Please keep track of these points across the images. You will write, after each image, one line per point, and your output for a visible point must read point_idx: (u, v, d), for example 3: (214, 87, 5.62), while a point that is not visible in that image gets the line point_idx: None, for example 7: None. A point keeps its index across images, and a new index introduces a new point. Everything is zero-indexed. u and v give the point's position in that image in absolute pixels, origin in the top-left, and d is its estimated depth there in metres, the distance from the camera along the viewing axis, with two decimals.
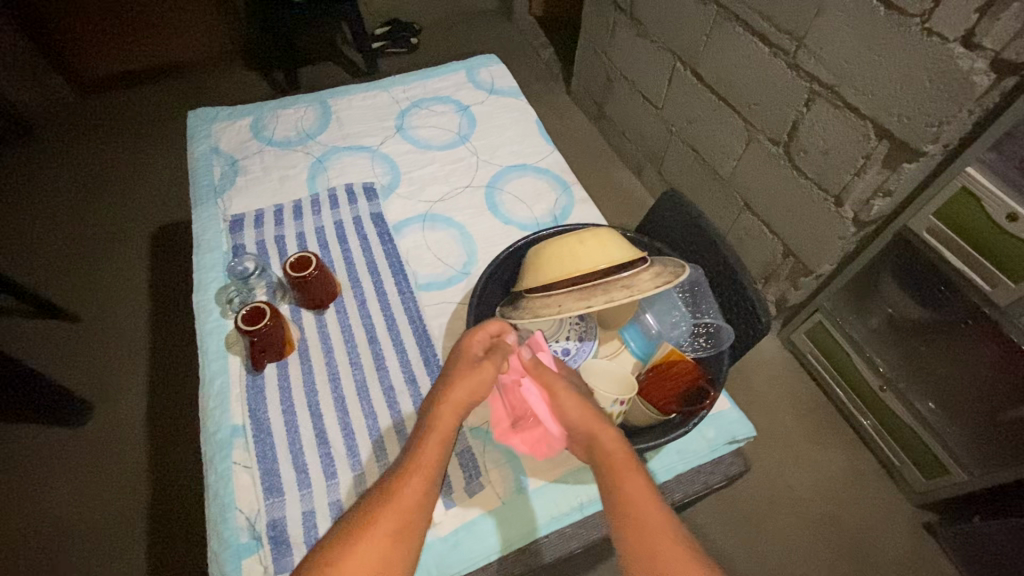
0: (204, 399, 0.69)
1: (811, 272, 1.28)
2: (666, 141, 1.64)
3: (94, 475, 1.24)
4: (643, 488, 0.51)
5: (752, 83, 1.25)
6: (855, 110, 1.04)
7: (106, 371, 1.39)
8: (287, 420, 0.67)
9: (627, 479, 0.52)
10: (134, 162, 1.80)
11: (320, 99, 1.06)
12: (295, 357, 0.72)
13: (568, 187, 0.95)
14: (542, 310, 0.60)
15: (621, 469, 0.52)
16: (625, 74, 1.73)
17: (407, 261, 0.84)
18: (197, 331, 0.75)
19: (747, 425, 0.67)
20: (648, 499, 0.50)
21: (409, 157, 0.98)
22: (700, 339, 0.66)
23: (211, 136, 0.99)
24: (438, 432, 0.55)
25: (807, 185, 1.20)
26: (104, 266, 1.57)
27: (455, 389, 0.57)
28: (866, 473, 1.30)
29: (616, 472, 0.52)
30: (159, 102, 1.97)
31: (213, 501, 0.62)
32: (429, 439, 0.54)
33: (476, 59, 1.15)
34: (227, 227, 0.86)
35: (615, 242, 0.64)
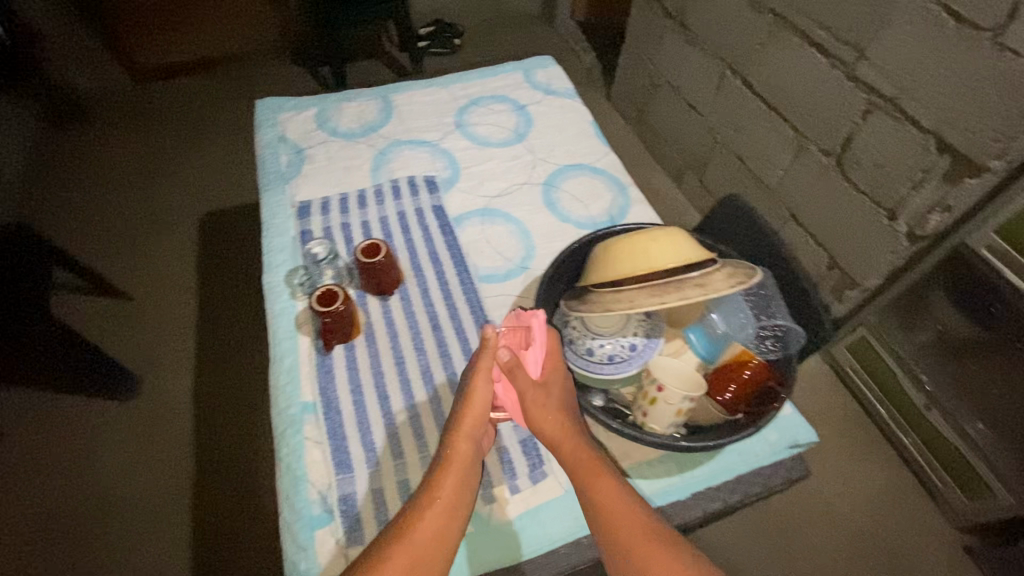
0: (276, 376, 0.71)
1: (857, 285, 1.26)
2: (709, 148, 1.64)
3: (142, 449, 1.28)
4: (619, 499, 0.54)
5: (805, 93, 1.25)
6: (916, 123, 1.03)
7: (155, 349, 1.43)
8: (356, 399, 0.69)
9: (599, 487, 0.55)
10: (185, 149, 1.85)
11: (382, 93, 1.09)
12: (361, 340, 0.74)
13: (624, 188, 0.96)
14: (615, 305, 0.61)
15: (596, 475, 0.56)
16: (670, 80, 1.73)
17: (467, 253, 0.85)
18: (268, 311, 0.77)
19: (809, 431, 0.68)
20: (630, 511, 0.54)
21: (468, 153, 1.00)
22: (768, 342, 0.67)
23: (277, 125, 1.03)
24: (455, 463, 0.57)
25: (859, 197, 1.19)
26: (154, 248, 1.62)
27: (464, 416, 0.60)
28: (906, 492, 1.27)
29: (593, 479, 0.56)
30: (209, 92, 2.03)
31: (286, 474, 0.64)
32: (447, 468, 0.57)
33: (533, 60, 1.17)
34: (295, 213, 0.88)
35: (686, 243, 0.65)
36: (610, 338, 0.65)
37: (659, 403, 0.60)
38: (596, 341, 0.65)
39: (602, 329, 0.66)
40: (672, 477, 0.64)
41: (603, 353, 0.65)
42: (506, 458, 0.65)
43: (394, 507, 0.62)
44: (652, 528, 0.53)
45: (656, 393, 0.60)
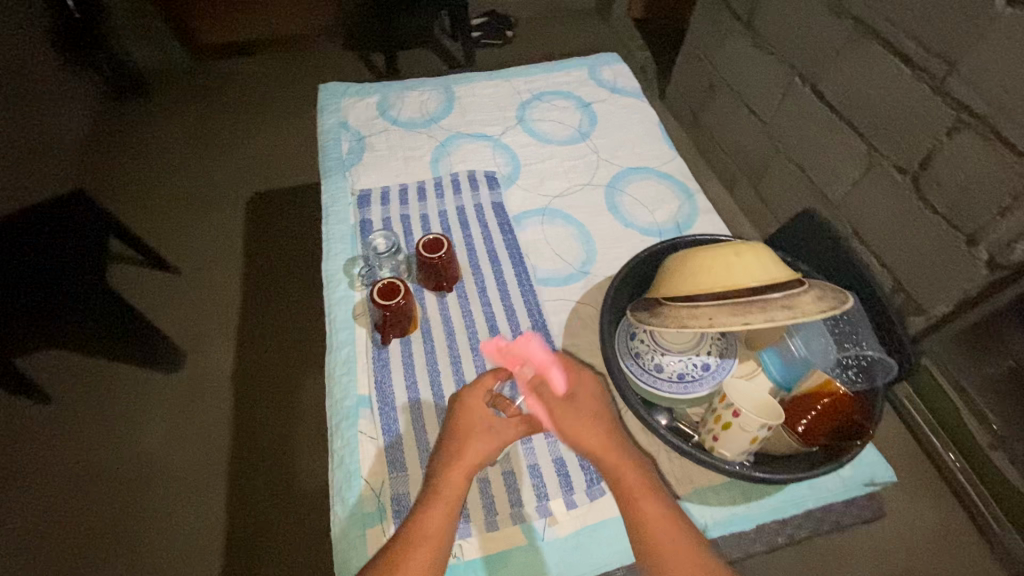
0: (332, 366, 0.71)
1: (923, 311, 1.20)
2: (769, 157, 1.58)
3: (182, 421, 1.30)
4: (657, 513, 0.54)
5: (884, 105, 1.18)
6: (1008, 144, 0.96)
7: (200, 324, 1.45)
8: (411, 396, 0.67)
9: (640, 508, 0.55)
10: (238, 128, 1.88)
11: (444, 84, 1.07)
12: (417, 336, 0.73)
13: (691, 196, 0.92)
14: (692, 321, 0.58)
15: (633, 493, 0.56)
16: (731, 84, 1.67)
17: (526, 253, 0.83)
18: (326, 299, 0.77)
19: (887, 469, 0.64)
20: (665, 524, 0.54)
21: (529, 150, 0.97)
22: (850, 371, 0.63)
23: (339, 110, 1.02)
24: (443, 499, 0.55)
25: (935, 219, 1.12)
26: (204, 224, 1.65)
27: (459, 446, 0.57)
28: (958, 534, 1.18)
29: (629, 496, 0.55)
30: (264, 73, 2.05)
31: (338, 467, 0.63)
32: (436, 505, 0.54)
33: (599, 57, 1.14)
34: (355, 201, 0.88)
35: (771, 260, 0.61)
36: (681, 355, 0.62)
37: (732, 428, 0.57)
38: (666, 357, 0.63)
39: (672, 345, 0.62)
40: (737, 506, 0.61)
41: (672, 371, 0.62)
42: (562, 470, 0.62)
43: None
44: (690, 546, 0.53)
45: (730, 418, 0.57)
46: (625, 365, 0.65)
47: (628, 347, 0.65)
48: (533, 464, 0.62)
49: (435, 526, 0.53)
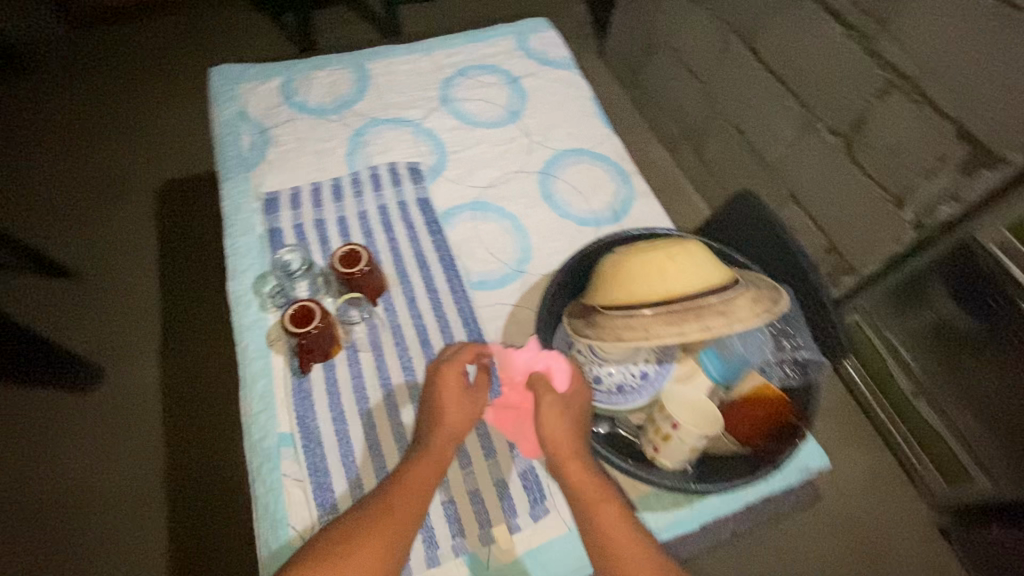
0: (248, 404, 0.64)
1: (855, 272, 1.24)
2: (708, 118, 1.55)
3: (108, 445, 1.21)
4: (620, 529, 0.51)
5: (818, 66, 1.16)
6: (937, 109, 0.96)
7: (118, 334, 1.34)
8: (338, 430, 0.62)
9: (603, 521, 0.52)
10: (136, 111, 1.67)
11: (357, 62, 0.96)
12: (341, 358, 0.67)
13: (628, 178, 0.88)
14: (626, 334, 0.56)
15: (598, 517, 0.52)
16: (669, 42, 1.61)
17: (458, 255, 0.77)
18: (236, 325, 0.70)
19: (821, 455, 0.63)
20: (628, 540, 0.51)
21: (455, 134, 0.89)
22: (787, 367, 0.62)
23: (238, 99, 0.90)
24: (431, 459, 0.57)
25: (867, 182, 1.14)
26: (110, 223, 1.49)
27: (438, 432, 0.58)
28: (885, 474, 1.31)
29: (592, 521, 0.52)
30: (163, 42, 1.82)
31: (264, 516, 0.58)
32: (408, 477, 0.55)
33: (526, 23, 1.04)
34: (261, 206, 0.79)
35: (709, 261, 0.58)
36: (620, 365, 0.60)
37: (672, 440, 0.56)
38: (605, 368, 0.60)
39: (610, 356, 0.60)
40: (681, 509, 0.61)
41: (611, 382, 0.60)
42: (505, 495, 0.60)
43: None
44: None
45: (670, 430, 0.56)
46: None
47: (567, 357, 0.63)
48: (475, 491, 0.60)
49: (422, 482, 0.55)
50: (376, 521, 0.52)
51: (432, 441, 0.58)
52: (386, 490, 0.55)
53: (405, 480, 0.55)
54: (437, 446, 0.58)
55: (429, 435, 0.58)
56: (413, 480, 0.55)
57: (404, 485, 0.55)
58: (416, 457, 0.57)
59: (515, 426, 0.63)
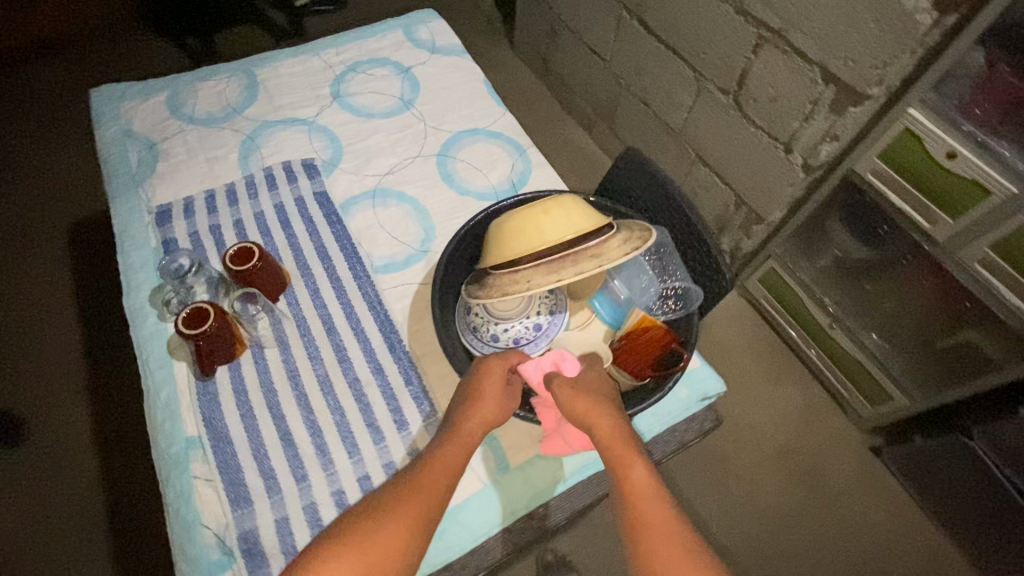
0: (153, 414, 0.63)
1: (764, 220, 1.31)
2: (615, 94, 1.61)
3: (39, 497, 1.16)
4: (657, 509, 0.50)
5: (700, 30, 1.22)
6: (803, 56, 1.03)
7: (38, 382, 1.28)
8: (247, 426, 0.62)
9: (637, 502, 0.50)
10: (35, 150, 1.60)
11: (244, 68, 0.96)
12: (247, 356, 0.67)
13: (523, 151, 0.91)
14: (511, 288, 0.58)
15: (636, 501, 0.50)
16: (569, 25, 1.66)
17: (360, 243, 0.78)
18: (134, 339, 0.68)
19: (719, 381, 0.68)
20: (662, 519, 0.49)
21: (349, 128, 0.90)
22: (669, 302, 0.66)
23: (120, 117, 0.88)
24: (461, 442, 0.55)
25: (758, 133, 1.21)
26: (16, 269, 1.42)
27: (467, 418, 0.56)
28: (818, 406, 1.39)
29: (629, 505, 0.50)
30: (56, 78, 1.75)
31: (175, 520, 0.57)
32: (436, 461, 0.53)
33: (413, 15, 1.06)
34: (153, 219, 0.77)
35: (583, 211, 0.62)
36: (512, 320, 0.62)
37: None
38: (500, 326, 0.62)
39: (503, 313, 0.62)
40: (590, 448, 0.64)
41: (508, 337, 0.62)
42: None
43: (303, 537, 0.56)
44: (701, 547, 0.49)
45: None
46: (465, 341, 0.64)
47: (467, 321, 0.64)
48: (390, 463, 0.61)
49: (452, 465, 0.53)
50: (401, 506, 0.50)
51: (463, 424, 0.56)
52: (412, 477, 0.53)
53: (433, 463, 0.53)
54: (467, 428, 0.56)
55: (460, 417, 0.56)
56: (444, 461, 0.53)
57: (432, 472, 0.52)
58: (447, 439, 0.55)
59: (562, 441, 0.61)
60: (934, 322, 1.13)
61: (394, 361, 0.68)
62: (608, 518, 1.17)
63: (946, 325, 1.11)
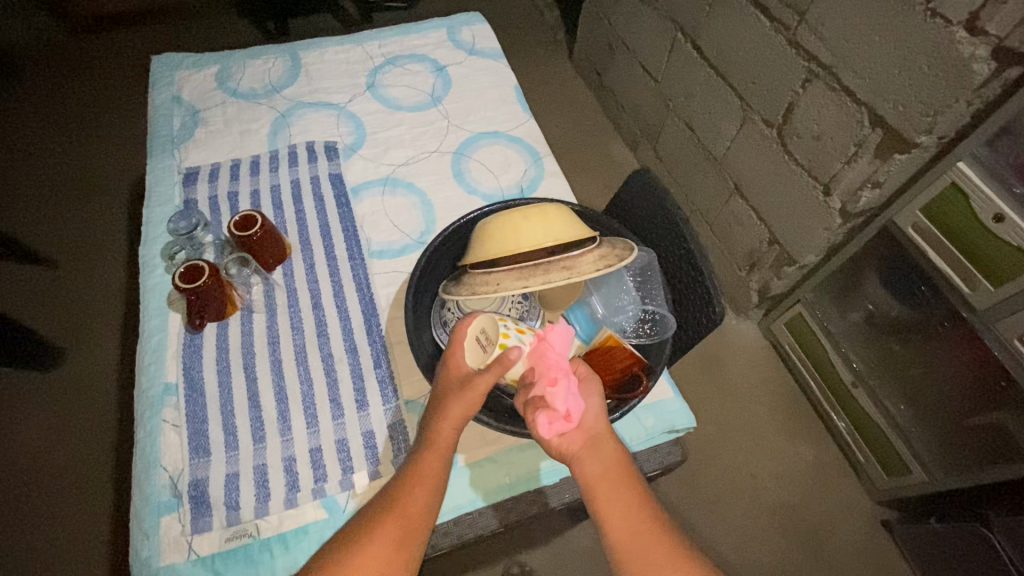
0: (141, 356, 0.68)
1: (795, 262, 1.25)
2: (662, 115, 1.58)
3: (62, 421, 1.27)
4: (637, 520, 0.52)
5: (750, 59, 1.19)
6: (851, 95, 0.98)
7: (81, 317, 1.40)
8: (221, 381, 0.66)
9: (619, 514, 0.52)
10: (120, 109, 1.76)
11: (292, 51, 1.02)
12: (235, 318, 0.71)
13: (539, 159, 0.91)
14: (479, 288, 0.58)
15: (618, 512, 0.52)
16: (626, 42, 1.65)
17: (362, 226, 0.81)
18: (141, 285, 0.74)
19: (688, 416, 0.65)
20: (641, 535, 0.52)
21: (376, 117, 0.94)
22: (644, 326, 0.64)
23: (174, 84, 0.96)
24: (437, 449, 0.55)
25: (797, 171, 1.16)
26: (82, 212, 1.56)
27: (441, 424, 0.55)
28: (829, 466, 1.31)
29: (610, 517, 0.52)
30: (148, 45, 1.92)
31: (139, 457, 0.61)
32: (419, 470, 0.54)
33: (459, 17, 1.09)
34: (181, 179, 0.83)
35: (566, 221, 0.61)
36: None
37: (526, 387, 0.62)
38: None
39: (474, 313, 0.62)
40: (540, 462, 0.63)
41: None
42: (370, 444, 0.63)
43: (247, 494, 0.59)
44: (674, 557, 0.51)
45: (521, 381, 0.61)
46: (434, 334, 0.65)
47: (440, 317, 0.65)
48: (342, 440, 0.62)
49: (432, 475, 0.54)
50: (387, 521, 0.52)
51: (437, 432, 0.55)
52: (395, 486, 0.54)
53: (417, 473, 0.54)
54: (442, 435, 0.55)
55: (433, 425, 0.55)
56: (423, 474, 0.54)
57: (411, 485, 0.53)
58: (423, 447, 0.55)
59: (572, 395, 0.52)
60: (966, 396, 1.04)
61: (368, 343, 0.70)
62: (582, 541, 1.14)
63: (978, 402, 1.02)
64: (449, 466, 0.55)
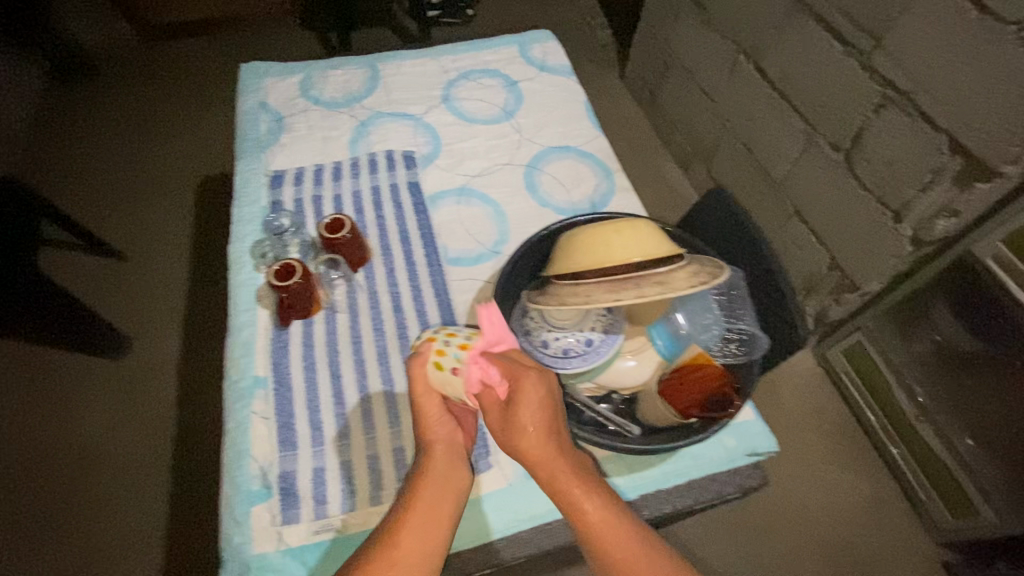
0: (231, 349, 0.71)
1: (858, 289, 1.22)
2: (717, 136, 1.58)
3: (126, 407, 1.32)
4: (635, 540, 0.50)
5: (818, 82, 1.18)
6: (930, 121, 0.97)
7: (147, 309, 1.46)
8: (307, 377, 0.68)
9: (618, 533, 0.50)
10: (189, 112, 1.85)
11: (370, 62, 1.05)
12: (320, 316, 0.73)
13: (610, 174, 0.92)
14: (569, 299, 0.58)
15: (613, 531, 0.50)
16: (683, 62, 1.66)
17: (439, 234, 0.83)
18: (231, 281, 0.77)
19: (770, 440, 0.65)
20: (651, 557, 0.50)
21: (451, 129, 0.97)
22: (732, 345, 0.65)
23: (261, 90, 1.00)
24: (433, 472, 0.54)
25: (864, 196, 1.14)
26: (152, 209, 1.63)
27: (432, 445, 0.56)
28: (886, 501, 1.26)
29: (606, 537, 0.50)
30: (218, 54, 2.01)
31: (230, 447, 0.63)
32: (421, 491, 0.53)
33: (530, 34, 1.12)
34: (268, 181, 0.87)
35: (654, 236, 0.62)
36: (567, 330, 0.62)
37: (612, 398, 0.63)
38: (552, 333, 0.63)
39: (560, 321, 0.63)
40: (620, 476, 0.63)
41: (558, 347, 0.62)
42: None
43: (334, 489, 0.60)
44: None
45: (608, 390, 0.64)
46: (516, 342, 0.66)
47: (521, 325, 0.66)
48: None
49: (432, 499, 0.53)
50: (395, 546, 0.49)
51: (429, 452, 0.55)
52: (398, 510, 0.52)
53: (421, 494, 0.53)
54: (434, 456, 0.55)
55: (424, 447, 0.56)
56: (423, 496, 0.53)
57: (417, 510, 0.52)
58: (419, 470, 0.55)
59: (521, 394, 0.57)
60: None
61: None
62: None
63: None
64: (452, 488, 0.54)
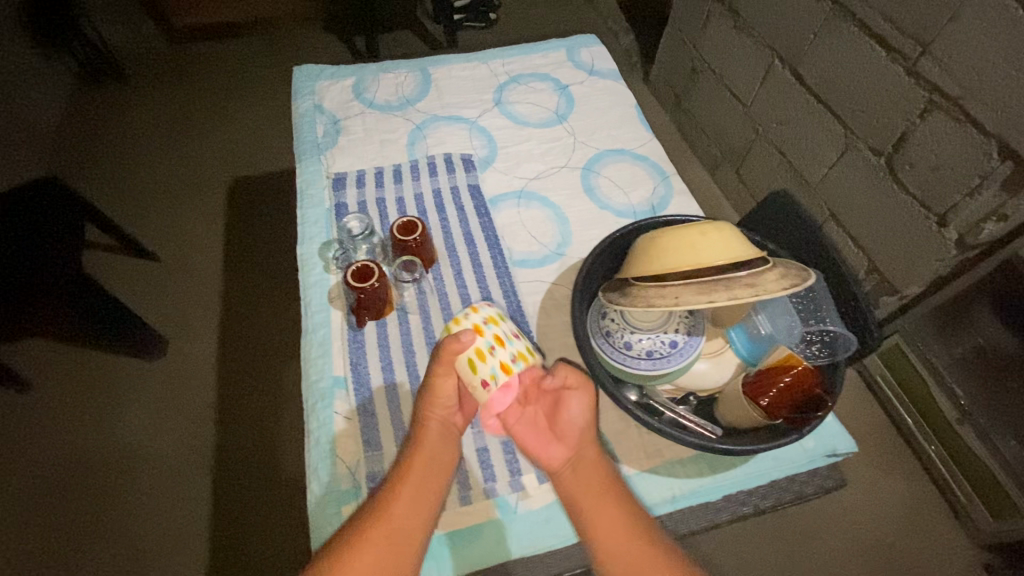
0: (308, 349, 0.71)
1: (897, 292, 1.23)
2: (748, 139, 1.59)
3: (166, 408, 1.32)
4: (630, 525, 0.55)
5: (859, 87, 1.19)
6: (978, 126, 0.98)
7: (184, 310, 1.46)
8: (387, 377, 0.68)
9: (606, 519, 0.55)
10: (218, 114, 1.85)
11: (421, 66, 1.06)
12: (393, 317, 0.73)
13: (666, 178, 0.93)
14: (657, 301, 0.59)
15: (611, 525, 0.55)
16: (712, 66, 1.67)
17: (502, 236, 0.84)
18: (301, 282, 0.77)
19: (849, 440, 0.66)
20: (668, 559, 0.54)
21: (506, 132, 0.97)
22: (814, 347, 0.66)
23: (315, 93, 1.01)
24: (427, 448, 0.58)
25: (907, 200, 1.15)
26: (184, 210, 1.64)
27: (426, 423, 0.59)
28: (925, 503, 1.27)
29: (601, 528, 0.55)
30: (244, 56, 2.02)
31: (315, 447, 0.64)
32: (412, 467, 0.57)
33: (576, 38, 1.13)
34: (329, 183, 0.88)
35: (736, 239, 0.62)
36: (651, 332, 0.63)
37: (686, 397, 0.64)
38: (636, 335, 0.63)
39: (642, 323, 0.63)
40: (704, 477, 0.64)
41: (641, 348, 0.63)
42: None
43: None
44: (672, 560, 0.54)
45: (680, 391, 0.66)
46: (595, 343, 0.66)
47: (599, 326, 0.66)
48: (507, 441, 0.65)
49: (424, 474, 0.57)
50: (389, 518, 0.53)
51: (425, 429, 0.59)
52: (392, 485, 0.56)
53: (412, 469, 0.57)
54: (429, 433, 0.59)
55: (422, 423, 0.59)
56: (416, 471, 0.56)
57: (410, 485, 0.55)
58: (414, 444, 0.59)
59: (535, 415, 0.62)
60: None
61: None
62: None
63: None
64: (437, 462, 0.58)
